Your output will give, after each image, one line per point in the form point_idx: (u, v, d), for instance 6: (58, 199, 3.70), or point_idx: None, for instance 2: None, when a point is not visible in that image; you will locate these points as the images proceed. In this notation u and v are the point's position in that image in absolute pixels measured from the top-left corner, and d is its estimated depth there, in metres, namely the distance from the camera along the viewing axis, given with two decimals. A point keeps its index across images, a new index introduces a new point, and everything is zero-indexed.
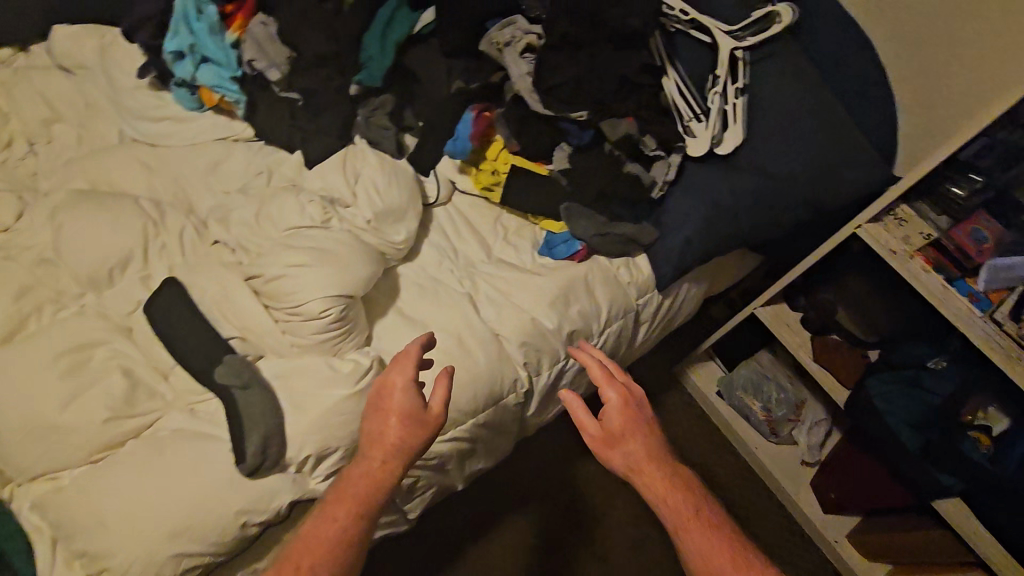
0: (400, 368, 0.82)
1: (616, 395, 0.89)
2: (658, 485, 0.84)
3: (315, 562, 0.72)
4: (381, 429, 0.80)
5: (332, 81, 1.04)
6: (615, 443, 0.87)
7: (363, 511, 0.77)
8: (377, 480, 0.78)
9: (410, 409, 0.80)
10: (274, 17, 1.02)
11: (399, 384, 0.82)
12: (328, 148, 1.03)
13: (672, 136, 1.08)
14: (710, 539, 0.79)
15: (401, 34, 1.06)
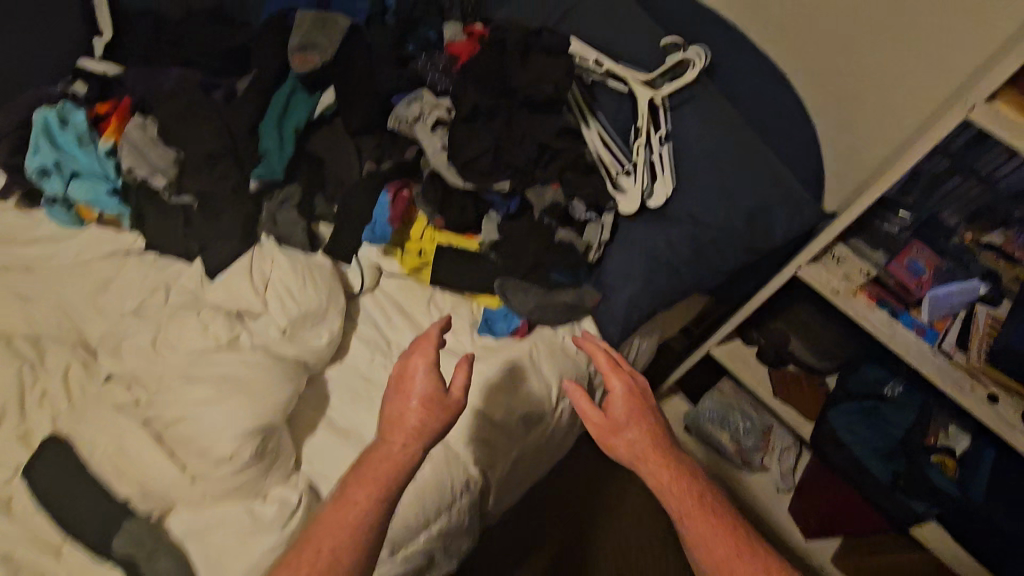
0: (419, 353, 0.77)
1: (623, 384, 0.83)
2: (670, 480, 0.74)
3: (335, 545, 0.63)
4: (395, 416, 0.72)
5: (228, 179, 0.95)
6: (623, 430, 0.78)
7: (364, 511, 0.66)
8: (388, 475, 0.68)
9: (430, 392, 0.74)
10: (152, 117, 0.94)
11: (418, 366, 0.76)
12: (231, 254, 0.93)
13: (602, 197, 1.03)
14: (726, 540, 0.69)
15: (300, 119, 0.98)
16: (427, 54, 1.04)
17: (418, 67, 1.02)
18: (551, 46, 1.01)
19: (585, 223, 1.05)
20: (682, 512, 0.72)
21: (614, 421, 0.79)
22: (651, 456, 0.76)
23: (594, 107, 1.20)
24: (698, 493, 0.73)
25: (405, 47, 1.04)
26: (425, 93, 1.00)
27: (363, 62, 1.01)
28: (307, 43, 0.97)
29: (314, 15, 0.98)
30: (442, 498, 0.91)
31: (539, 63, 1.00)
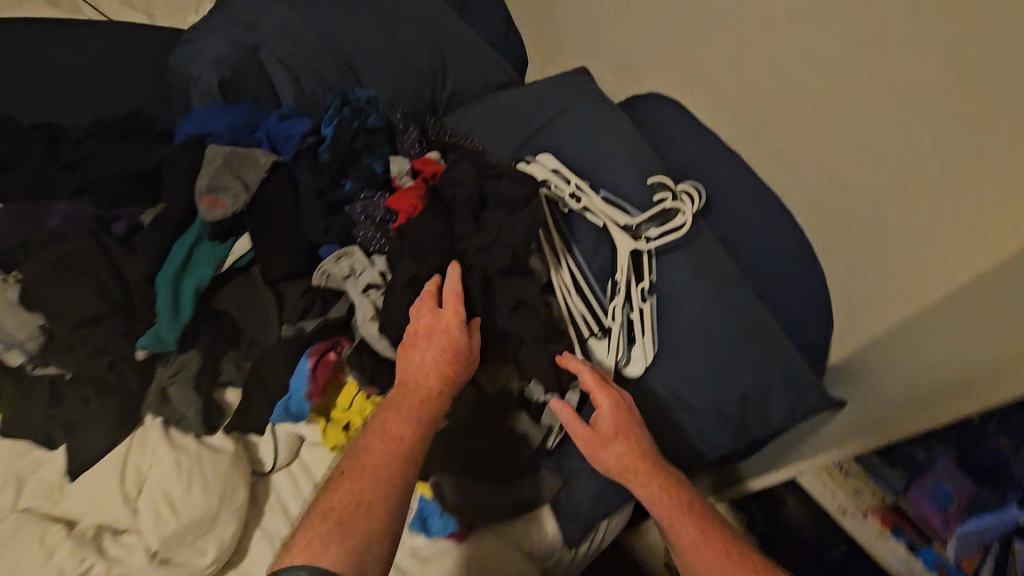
0: (430, 299, 0.77)
1: (610, 402, 0.82)
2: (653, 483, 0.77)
3: (360, 511, 0.60)
4: (418, 364, 0.73)
5: (107, 353, 0.78)
6: (608, 443, 0.80)
7: (401, 453, 0.66)
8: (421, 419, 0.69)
9: (450, 337, 0.74)
10: (20, 273, 0.78)
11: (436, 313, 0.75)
12: (103, 444, 0.76)
13: (566, 375, 0.87)
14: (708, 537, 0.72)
15: (203, 276, 0.80)
16: (366, 195, 0.88)
17: (351, 213, 0.86)
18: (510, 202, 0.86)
19: (545, 405, 0.89)
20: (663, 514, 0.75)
21: (601, 428, 0.81)
22: (637, 463, 0.78)
23: (570, 243, 1.03)
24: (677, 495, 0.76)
25: (341, 186, 0.89)
26: (357, 249, 0.84)
27: (287, 204, 0.85)
28: (216, 186, 0.81)
29: (228, 153, 0.83)
30: None
31: (496, 218, 0.85)
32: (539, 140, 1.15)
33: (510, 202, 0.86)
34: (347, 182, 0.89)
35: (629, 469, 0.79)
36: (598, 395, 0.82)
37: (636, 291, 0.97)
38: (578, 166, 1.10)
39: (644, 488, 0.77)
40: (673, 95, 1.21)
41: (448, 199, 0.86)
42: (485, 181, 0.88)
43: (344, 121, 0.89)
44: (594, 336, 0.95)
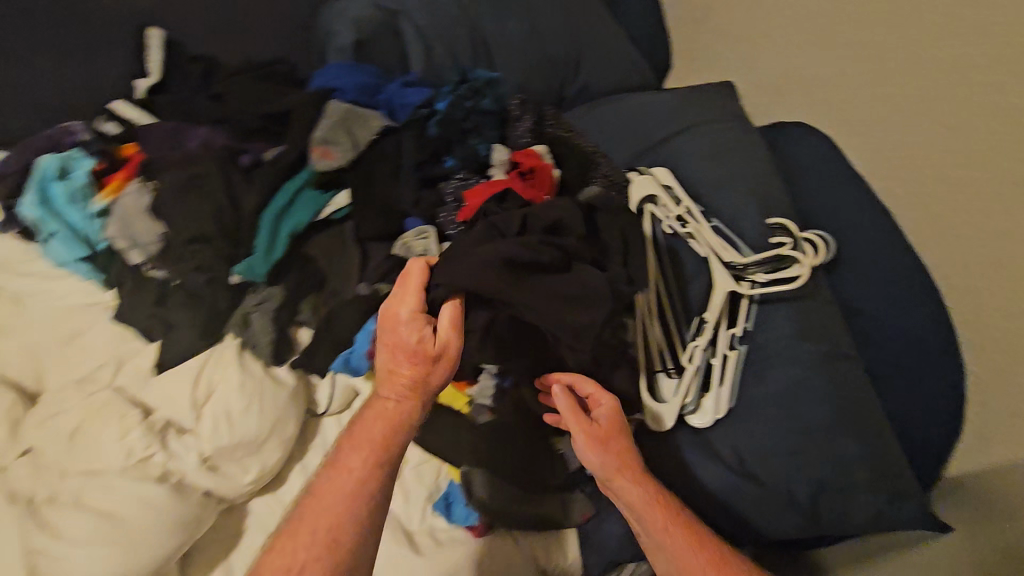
0: (408, 297, 0.70)
1: (609, 399, 0.78)
2: (650, 497, 0.75)
3: (321, 532, 0.62)
4: (387, 401, 0.70)
5: (203, 270, 0.85)
6: (612, 438, 0.78)
7: (368, 483, 0.66)
8: (386, 436, 0.68)
9: (426, 353, 0.69)
10: (156, 182, 0.86)
11: (402, 322, 0.69)
12: (186, 350, 0.84)
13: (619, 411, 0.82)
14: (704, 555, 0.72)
15: (301, 221, 0.86)
16: (463, 176, 0.88)
17: (446, 191, 0.87)
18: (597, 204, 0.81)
19: None
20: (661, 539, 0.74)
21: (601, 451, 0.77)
22: (628, 469, 0.77)
23: (661, 267, 0.93)
24: (671, 507, 0.76)
25: (441, 162, 0.88)
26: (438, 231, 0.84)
27: (388, 171, 0.87)
28: (331, 141, 0.85)
29: (344, 109, 0.87)
30: None
31: (552, 296, 0.72)
32: (657, 153, 1.08)
33: (569, 285, 0.72)
34: (447, 159, 0.88)
35: (620, 486, 0.76)
36: (596, 396, 0.79)
37: (724, 338, 0.88)
38: (692, 189, 1.02)
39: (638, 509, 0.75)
40: (825, 129, 1.07)
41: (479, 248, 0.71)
42: (526, 248, 0.71)
43: (457, 99, 0.90)
44: (666, 374, 0.87)
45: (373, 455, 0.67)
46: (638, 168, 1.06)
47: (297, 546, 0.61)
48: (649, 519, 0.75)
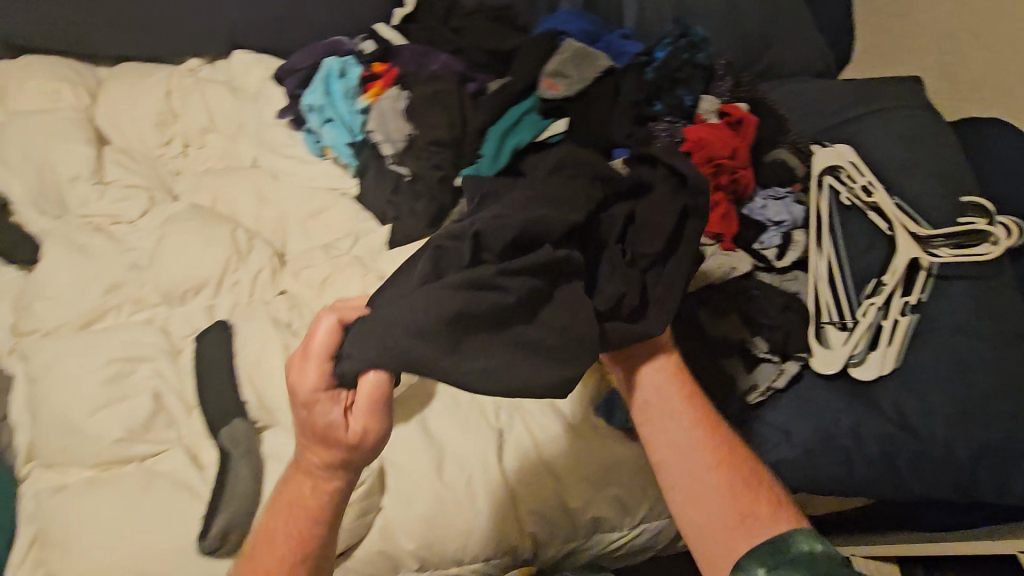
0: (308, 368, 0.61)
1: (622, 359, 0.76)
2: (694, 425, 0.73)
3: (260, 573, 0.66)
4: (305, 487, 0.67)
5: (438, 170, 1.01)
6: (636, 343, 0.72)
7: (319, 527, 0.67)
8: (315, 512, 0.67)
9: (341, 433, 0.62)
10: (410, 93, 1.02)
11: (321, 402, 0.61)
12: (414, 233, 0.99)
13: (790, 343, 0.90)
14: (744, 491, 0.71)
15: (524, 138, 0.98)
16: (670, 119, 0.97)
17: (654, 130, 0.96)
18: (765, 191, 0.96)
19: (760, 361, 0.91)
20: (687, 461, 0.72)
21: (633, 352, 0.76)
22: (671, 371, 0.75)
23: (834, 232, 1.01)
24: (711, 417, 0.75)
25: (652, 105, 0.98)
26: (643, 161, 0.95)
27: (605, 106, 0.98)
28: (561, 73, 0.98)
29: (577, 49, 0.98)
30: (485, 546, 0.89)
31: (494, 313, 0.63)
32: (846, 130, 1.12)
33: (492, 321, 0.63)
34: (657, 104, 0.98)
35: (658, 403, 0.74)
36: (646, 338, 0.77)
37: (899, 303, 0.92)
38: (878, 166, 1.06)
39: (681, 447, 0.72)
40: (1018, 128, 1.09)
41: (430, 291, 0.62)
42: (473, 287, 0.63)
43: (677, 50, 0.98)
44: (835, 323, 0.93)
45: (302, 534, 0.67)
46: (826, 141, 1.11)
47: (267, 547, 0.66)
48: (684, 445, 0.72)
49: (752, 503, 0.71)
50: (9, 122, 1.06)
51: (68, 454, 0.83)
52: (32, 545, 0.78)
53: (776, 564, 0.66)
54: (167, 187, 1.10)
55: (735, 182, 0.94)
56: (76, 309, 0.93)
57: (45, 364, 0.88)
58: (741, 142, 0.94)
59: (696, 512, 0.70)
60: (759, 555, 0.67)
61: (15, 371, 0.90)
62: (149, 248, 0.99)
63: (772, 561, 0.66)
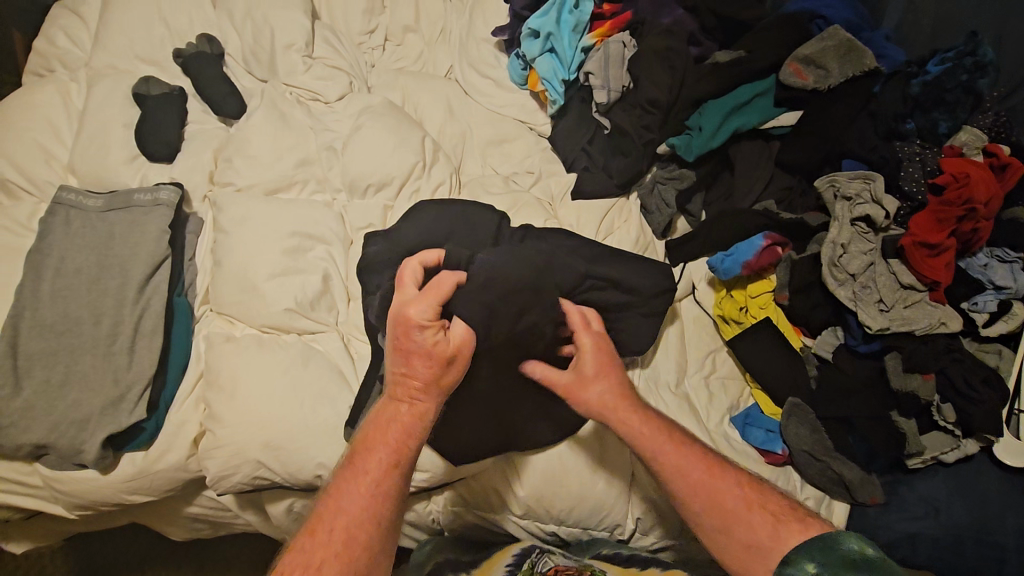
0: (425, 304, 0.67)
1: (588, 339, 0.78)
2: (696, 464, 0.71)
3: (349, 515, 0.62)
4: (400, 406, 0.68)
5: (645, 132, 0.95)
6: (591, 381, 0.77)
7: (401, 461, 0.66)
8: (411, 429, 0.67)
9: (443, 354, 0.66)
10: (637, 43, 0.97)
11: (421, 326, 0.66)
12: (602, 190, 0.96)
13: (982, 423, 0.80)
14: (740, 498, 0.68)
15: (748, 122, 0.92)
16: (921, 144, 0.87)
17: (900, 151, 0.87)
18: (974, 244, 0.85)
19: (937, 427, 0.85)
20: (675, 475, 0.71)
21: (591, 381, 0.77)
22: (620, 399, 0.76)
23: None
24: (667, 428, 0.74)
25: (905, 122, 0.88)
26: (880, 181, 0.85)
27: (848, 111, 0.90)
28: (815, 61, 0.89)
29: (845, 40, 0.89)
30: (591, 517, 0.89)
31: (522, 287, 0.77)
32: None
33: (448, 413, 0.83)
34: (908, 122, 0.88)
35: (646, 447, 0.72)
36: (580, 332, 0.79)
37: None
38: None
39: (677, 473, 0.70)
40: None
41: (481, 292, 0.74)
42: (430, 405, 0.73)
43: (956, 68, 0.86)
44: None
45: (379, 481, 0.64)
46: None
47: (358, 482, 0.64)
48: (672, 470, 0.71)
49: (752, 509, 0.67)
50: None
51: (242, 309, 0.87)
52: (198, 382, 0.84)
53: (827, 562, 0.55)
54: (362, 75, 1.09)
55: (976, 232, 0.83)
56: (268, 173, 0.95)
57: (235, 219, 0.91)
58: (998, 189, 0.83)
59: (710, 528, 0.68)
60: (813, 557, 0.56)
61: (206, 217, 0.94)
62: (343, 133, 0.99)
63: (822, 557, 0.56)
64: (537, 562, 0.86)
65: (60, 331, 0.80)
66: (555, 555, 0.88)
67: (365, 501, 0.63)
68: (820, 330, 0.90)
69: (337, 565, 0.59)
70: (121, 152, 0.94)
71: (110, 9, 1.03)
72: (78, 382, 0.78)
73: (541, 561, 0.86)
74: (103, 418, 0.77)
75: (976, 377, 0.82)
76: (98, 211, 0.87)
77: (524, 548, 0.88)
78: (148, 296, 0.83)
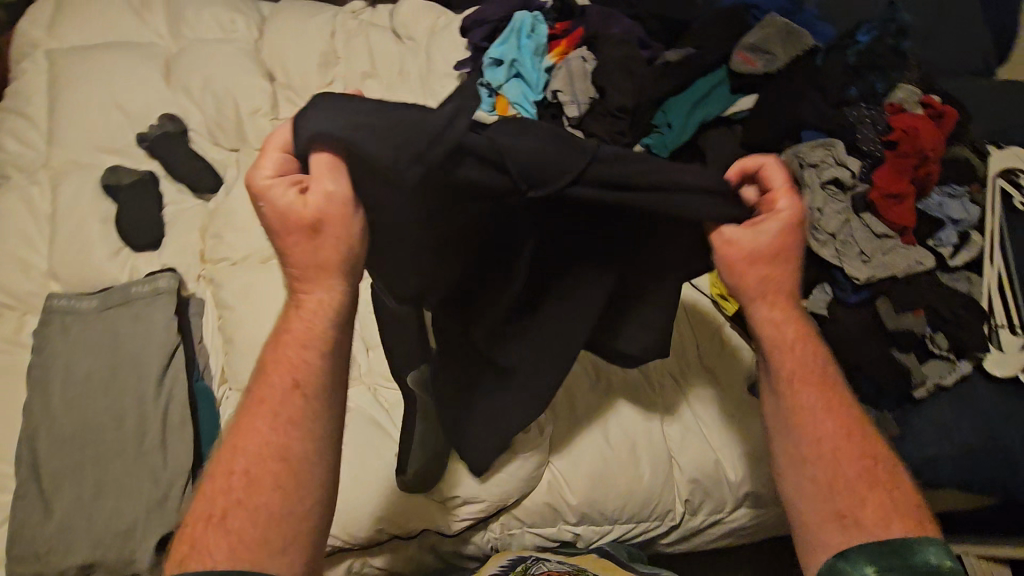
0: (265, 160, 0.47)
1: (788, 208, 0.54)
2: (862, 456, 0.52)
3: (241, 456, 0.46)
4: (299, 308, 0.49)
5: (620, 135, 1.00)
6: (760, 261, 0.55)
7: (304, 384, 0.48)
8: (308, 337, 0.48)
9: (299, 223, 0.46)
10: (596, 55, 1.03)
11: (268, 190, 0.46)
12: None
13: (971, 343, 0.90)
14: (873, 485, 0.51)
15: (711, 111, 0.99)
16: (866, 106, 0.96)
17: (850, 116, 0.95)
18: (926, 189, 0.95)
19: (933, 356, 0.92)
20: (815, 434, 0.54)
21: (755, 262, 0.55)
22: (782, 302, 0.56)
23: (1004, 236, 0.98)
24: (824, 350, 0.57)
25: (848, 89, 0.97)
26: (839, 146, 0.93)
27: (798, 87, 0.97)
28: (760, 47, 0.98)
29: (783, 24, 0.98)
30: (643, 509, 0.90)
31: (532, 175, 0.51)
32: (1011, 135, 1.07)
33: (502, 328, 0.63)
34: (851, 88, 0.97)
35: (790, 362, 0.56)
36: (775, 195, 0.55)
37: None
38: None
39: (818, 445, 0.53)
40: None
41: (376, 111, 0.45)
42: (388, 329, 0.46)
43: (883, 35, 0.96)
44: (1009, 327, 0.93)
45: (282, 406, 0.47)
46: (1000, 144, 1.06)
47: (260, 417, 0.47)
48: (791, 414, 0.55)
49: (870, 488, 0.51)
50: (192, 48, 1.08)
51: None
52: None
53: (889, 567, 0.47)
54: None
55: (931, 176, 0.93)
56: (261, 239, 0.94)
57: (238, 291, 0.89)
58: (939, 136, 0.93)
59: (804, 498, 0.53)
60: (862, 551, 0.49)
61: (206, 295, 0.92)
62: None
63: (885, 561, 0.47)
64: (533, 565, 0.83)
65: (81, 441, 0.77)
66: (548, 561, 0.84)
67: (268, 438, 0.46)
68: (812, 290, 0.96)
69: (249, 526, 0.44)
70: (104, 248, 0.92)
71: (63, 104, 1.01)
72: (113, 490, 0.75)
73: (537, 566, 0.83)
74: (148, 520, 0.74)
75: (953, 307, 0.91)
76: (96, 311, 0.85)
77: (517, 557, 0.85)
78: (169, 386, 0.81)
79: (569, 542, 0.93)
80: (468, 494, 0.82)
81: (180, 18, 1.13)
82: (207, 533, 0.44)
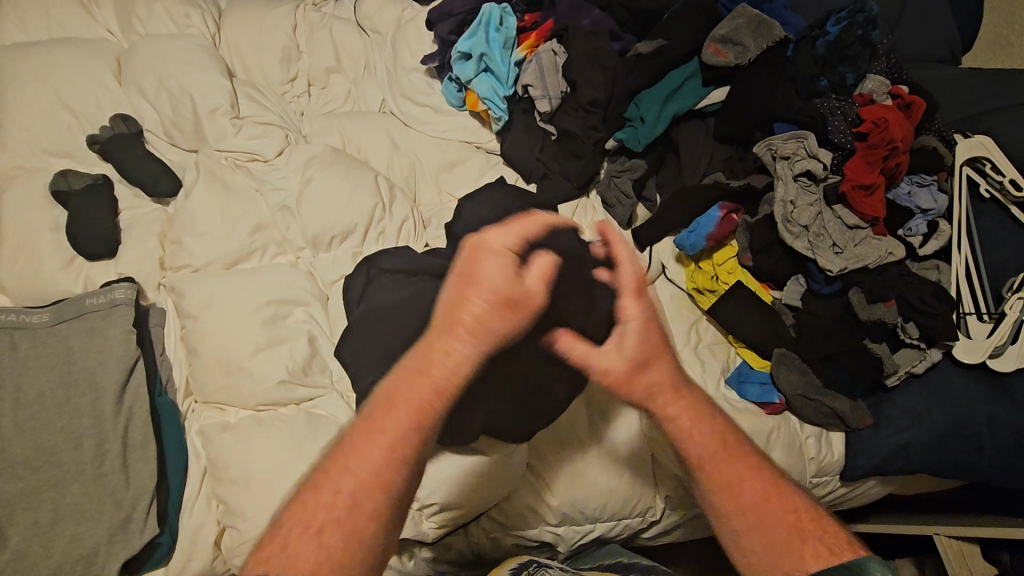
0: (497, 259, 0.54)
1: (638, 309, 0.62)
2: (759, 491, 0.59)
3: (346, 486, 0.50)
4: (439, 353, 0.54)
5: (594, 131, 0.99)
6: (639, 367, 0.61)
7: (427, 425, 0.53)
8: (445, 383, 0.53)
9: (510, 295, 0.54)
10: (566, 48, 1.02)
11: (503, 255, 0.55)
12: (565, 194, 0.98)
13: (942, 333, 0.89)
14: (786, 519, 0.57)
15: (684, 105, 0.98)
16: (837, 97, 0.96)
17: (821, 107, 0.95)
18: (896, 177, 0.96)
19: (905, 345, 0.93)
20: (733, 494, 0.59)
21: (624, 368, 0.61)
22: (669, 391, 0.61)
23: (970, 224, 0.99)
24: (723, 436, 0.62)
25: (817, 80, 0.96)
26: (812, 137, 0.94)
27: (769, 79, 0.97)
28: (731, 38, 0.97)
29: (754, 14, 0.97)
30: (623, 506, 0.90)
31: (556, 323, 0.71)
32: (982, 121, 1.07)
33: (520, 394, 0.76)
34: (822, 80, 0.96)
35: (698, 443, 0.61)
36: (618, 256, 0.64)
37: None
38: None
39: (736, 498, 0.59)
40: None
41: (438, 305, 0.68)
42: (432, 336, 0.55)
43: (852, 24, 0.95)
44: (977, 314, 0.94)
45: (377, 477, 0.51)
46: (967, 132, 1.06)
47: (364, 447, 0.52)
48: (721, 486, 0.59)
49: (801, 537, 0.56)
50: (143, 44, 1.02)
51: (228, 392, 0.82)
52: (204, 477, 0.79)
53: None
54: (296, 126, 1.07)
55: (900, 168, 0.94)
56: (224, 246, 0.90)
57: (201, 301, 0.84)
58: (909, 126, 0.94)
59: (756, 556, 0.57)
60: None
61: (167, 305, 0.89)
62: (295, 190, 0.96)
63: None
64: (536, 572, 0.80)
65: (35, 466, 0.72)
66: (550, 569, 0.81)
67: (364, 484, 0.50)
68: (785, 281, 0.97)
69: (338, 536, 0.48)
70: (55, 259, 0.87)
71: (5, 106, 0.96)
72: (72, 515, 0.72)
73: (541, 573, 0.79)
74: (112, 545, 0.71)
75: (925, 295, 0.91)
76: (48, 326, 0.80)
77: (521, 563, 0.83)
78: (129, 405, 0.78)
79: (550, 542, 0.91)
80: (445, 504, 0.81)
81: (130, 12, 1.08)
82: (303, 542, 0.48)
